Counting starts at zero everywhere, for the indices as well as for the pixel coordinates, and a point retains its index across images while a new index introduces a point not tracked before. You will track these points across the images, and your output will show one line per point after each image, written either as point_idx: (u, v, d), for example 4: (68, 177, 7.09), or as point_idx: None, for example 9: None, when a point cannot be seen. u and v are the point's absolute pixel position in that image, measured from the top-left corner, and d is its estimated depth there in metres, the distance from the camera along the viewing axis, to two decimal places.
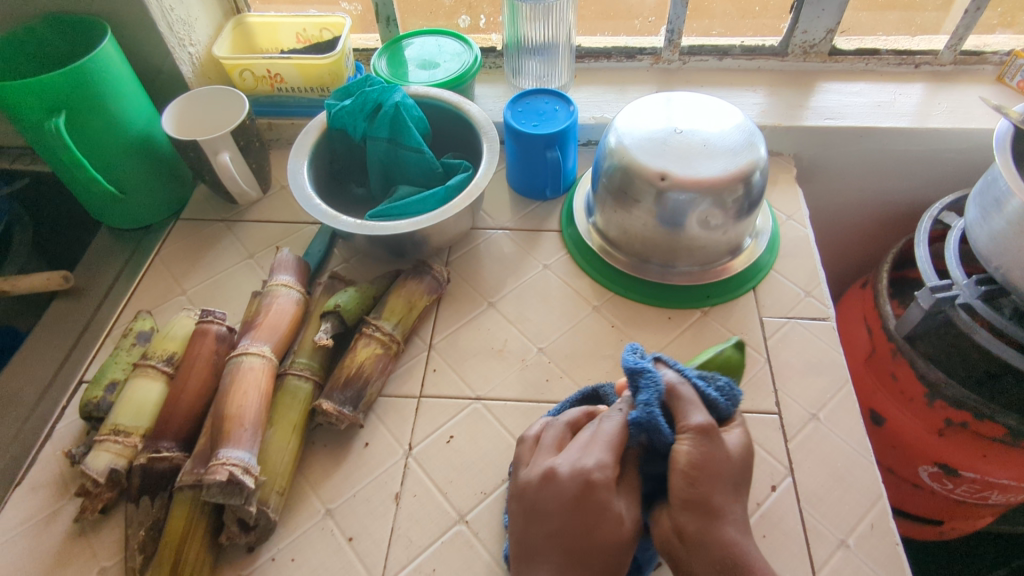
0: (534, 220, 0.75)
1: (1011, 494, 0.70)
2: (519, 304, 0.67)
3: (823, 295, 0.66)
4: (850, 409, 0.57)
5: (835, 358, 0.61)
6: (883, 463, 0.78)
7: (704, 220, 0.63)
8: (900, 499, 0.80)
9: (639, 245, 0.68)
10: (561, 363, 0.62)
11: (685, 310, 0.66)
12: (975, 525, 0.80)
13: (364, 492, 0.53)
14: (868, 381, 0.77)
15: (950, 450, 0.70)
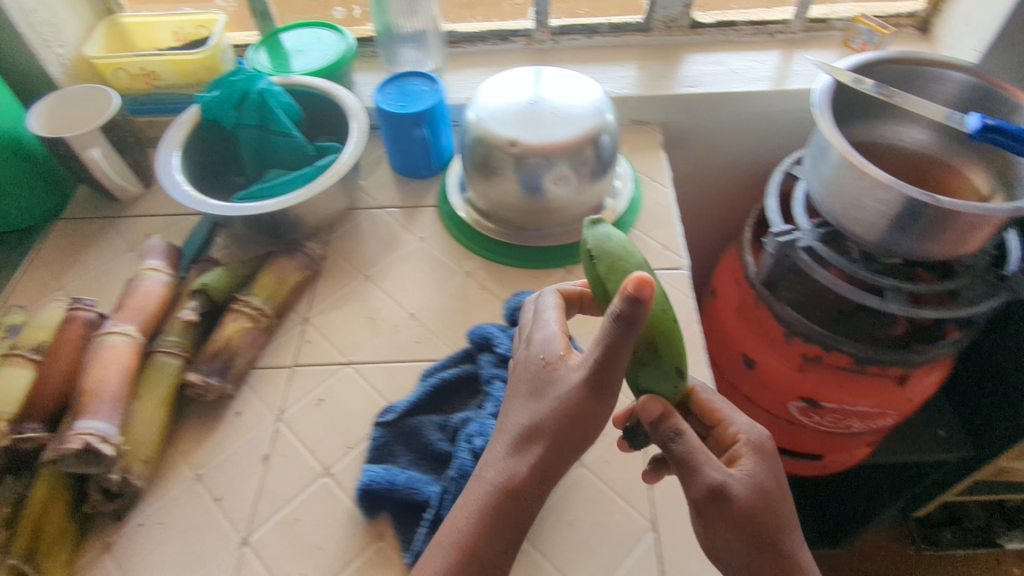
0: (414, 198, 0.78)
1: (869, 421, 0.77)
2: (393, 274, 0.69)
3: (677, 247, 0.71)
4: (694, 345, 0.62)
5: (683, 301, 0.66)
6: (760, 404, 0.84)
7: (560, 180, 0.67)
8: (784, 438, 0.87)
9: (507, 213, 0.72)
10: (431, 324, 0.65)
11: (550, 269, 0.69)
12: (851, 457, 0.88)
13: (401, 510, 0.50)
14: (740, 330, 0.82)
15: (810, 384, 0.76)
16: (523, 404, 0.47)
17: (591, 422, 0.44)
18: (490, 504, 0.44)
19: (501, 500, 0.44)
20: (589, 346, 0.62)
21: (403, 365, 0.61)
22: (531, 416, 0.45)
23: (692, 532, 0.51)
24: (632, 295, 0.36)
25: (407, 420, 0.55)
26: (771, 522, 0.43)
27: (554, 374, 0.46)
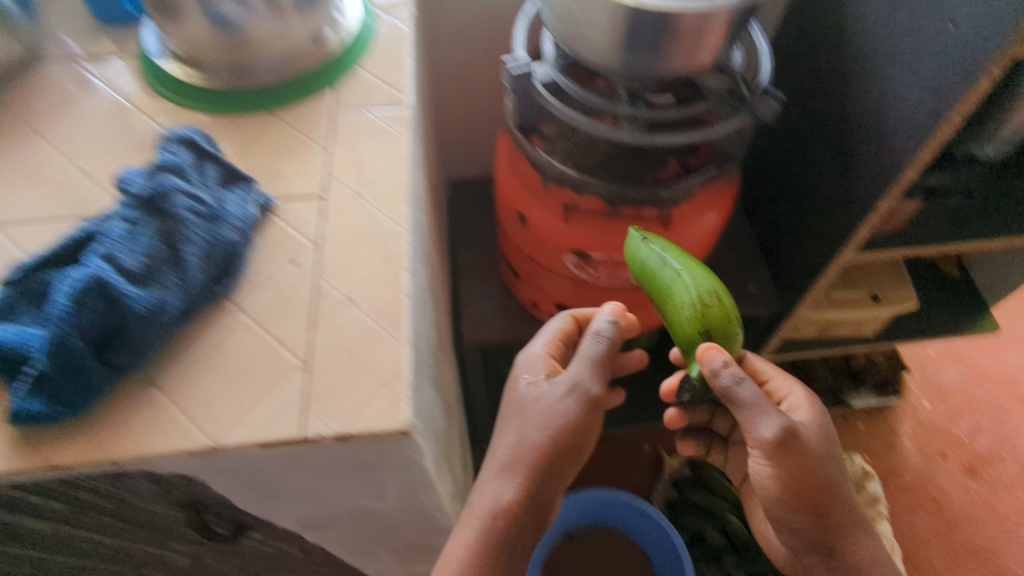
0: (111, 45, 0.67)
1: None
2: (71, 129, 0.61)
3: (401, 83, 0.64)
4: (396, 182, 0.57)
5: (395, 137, 0.59)
6: (544, 263, 0.82)
7: (242, 7, 0.57)
8: (577, 299, 0.87)
9: (206, 55, 0.62)
10: (103, 180, 0.57)
11: (256, 115, 0.61)
12: (647, 313, 0.90)
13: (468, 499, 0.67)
14: (511, 186, 0.79)
15: (577, 235, 0.75)
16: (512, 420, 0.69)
17: (819, 480, 0.62)
18: (536, 451, 0.65)
19: (552, 451, 0.65)
20: (278, 190, 0.56)
21: (58, 222, 0.54)
22: (523, 446, 0.65)
23: (351, 364, 0.47)
24: (714, 357, 0.57)
25: (33, 275, 0.48)
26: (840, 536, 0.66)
27: (547, 390, 0.67)
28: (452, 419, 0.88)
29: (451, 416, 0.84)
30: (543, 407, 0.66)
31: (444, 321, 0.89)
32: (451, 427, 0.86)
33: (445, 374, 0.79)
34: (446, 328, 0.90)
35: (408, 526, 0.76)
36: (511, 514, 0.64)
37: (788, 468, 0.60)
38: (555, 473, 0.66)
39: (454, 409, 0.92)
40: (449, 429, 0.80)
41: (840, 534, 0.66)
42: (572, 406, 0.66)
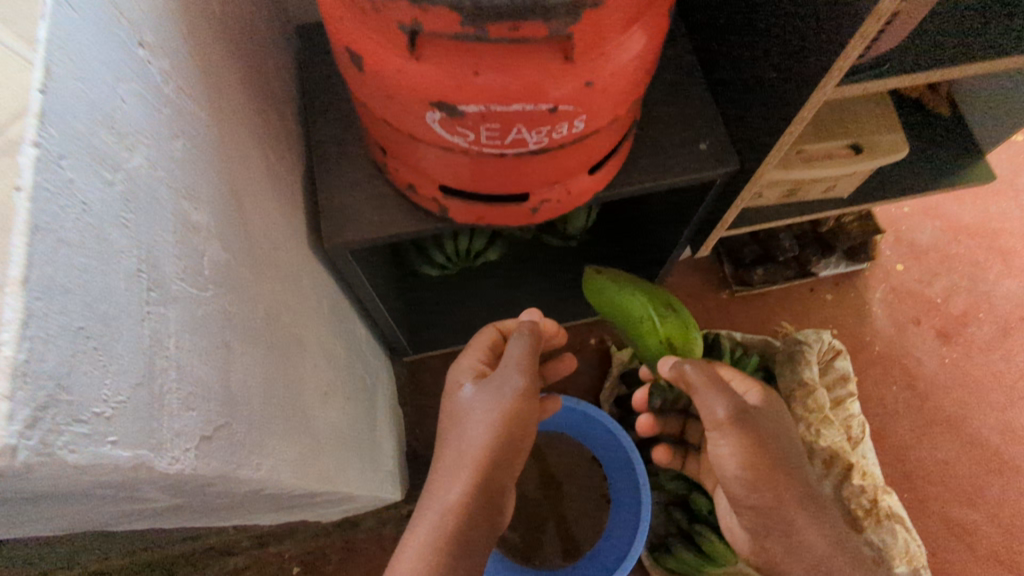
0: None
1: (540, 129, 0.54)
2: None
3: None
4: None
5: None
6: (404, 130, 0.58)
7: None
8: (462, 181, 0.64)
9: None
10: None
11: None
12: (565, 190, 0.67)
13: (434, 487, 0.76)
14: (333, 9, 0.52)
15: (434, 80, 0.50)
16: (477, 418, 0.78)
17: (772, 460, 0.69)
18: (460, 507, 0.72)
19: (479, 471, 0.73)
20: None
21: None
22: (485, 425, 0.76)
23: None
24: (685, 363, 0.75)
25: None
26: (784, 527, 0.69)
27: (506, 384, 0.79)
28: (309, 351, 0.65)
29: (298, 350, 0.61)
30: (482, 411, 0.77)
31: (282, 217, 0.63)
32: (306, 362, 0.64)
33: (269, 297, 0.54)
34: (289, 228, 0.65)
35: (237, 506, 0.55)
36: (448, 477, 0.74)
37: (741, 439, 0.68)
38: (502, 467, 0.76)
39: (318, 335, 0.69)
40: (290, 370, 0.57)
41: (795, 501, 0.68)
42: (508, 399, 0.77)
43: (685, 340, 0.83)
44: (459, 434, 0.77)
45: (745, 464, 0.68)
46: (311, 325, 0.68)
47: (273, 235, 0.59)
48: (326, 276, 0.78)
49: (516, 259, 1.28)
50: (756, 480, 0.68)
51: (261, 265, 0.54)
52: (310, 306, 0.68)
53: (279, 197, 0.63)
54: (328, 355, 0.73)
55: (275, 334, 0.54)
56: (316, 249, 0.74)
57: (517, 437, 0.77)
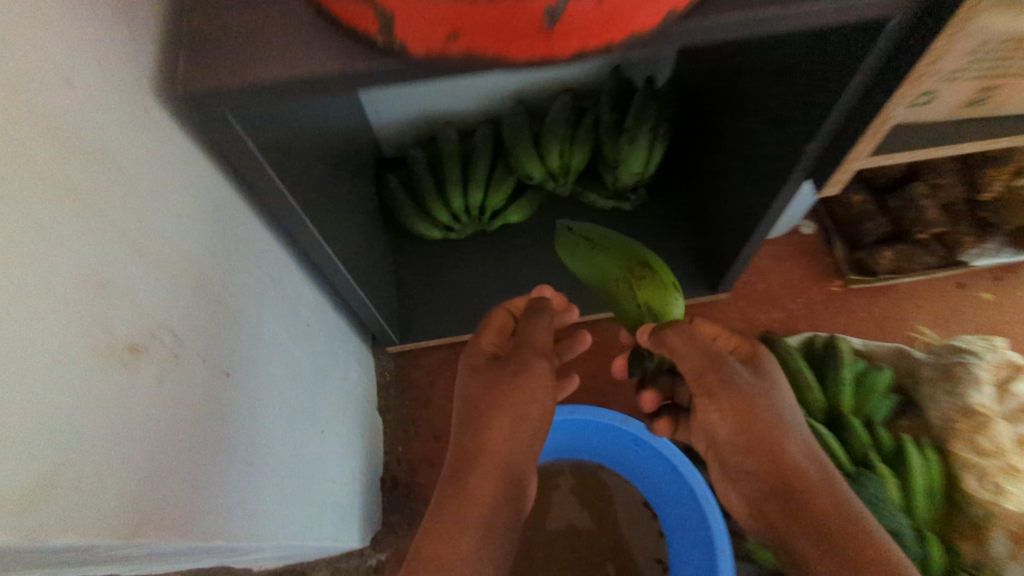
0: None
1: None
2: None
3: None
4: None
5: None
6: None
7: None
8: None
9: None
10: None
11: None
12: None
13: (441, 481, 0.55)
14: None
15: None
16: (494, 426, 0.56)
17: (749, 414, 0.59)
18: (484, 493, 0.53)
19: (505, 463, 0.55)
20: None
21: None
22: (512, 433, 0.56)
23: None
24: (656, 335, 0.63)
25: None
26: (789, 502, 0.55)
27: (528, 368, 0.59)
28: (167, 331, 0.40)
29: (140, 328, 0.37)
30: (493, 397, 0.57)
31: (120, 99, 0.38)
32: (166, 357, 0.40)
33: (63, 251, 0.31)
34: (140, 122, 0.40)
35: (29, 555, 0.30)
36: (477, 472, 0.54)
37: (728, 405, 0.59)
38: (522, 450, 0.57)
39: (192, 306, 0.44)
40: (106, 367, 0.33)
41: (794, 464, 0.56)
42: (527, 378, 0.58)
43: (665, 300, 0.67)
44: (479, 414, 0.57)
45: (731, 419, 0.59)
46: (184, 290, 0.43)
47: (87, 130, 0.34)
48: (228, 205, 0.51)
49: (533, 214, 0.95)
50: (736, 428, 0.59)
51: (29, 178, 0.30)
52: (182, 258, 0.43)
53: (89, 35, 0.36)
54: (225, 337, 0.49)
55: (72, 309, 0.31)
56: (200, 157, 0.47)
57: (534, 418, 0.58)
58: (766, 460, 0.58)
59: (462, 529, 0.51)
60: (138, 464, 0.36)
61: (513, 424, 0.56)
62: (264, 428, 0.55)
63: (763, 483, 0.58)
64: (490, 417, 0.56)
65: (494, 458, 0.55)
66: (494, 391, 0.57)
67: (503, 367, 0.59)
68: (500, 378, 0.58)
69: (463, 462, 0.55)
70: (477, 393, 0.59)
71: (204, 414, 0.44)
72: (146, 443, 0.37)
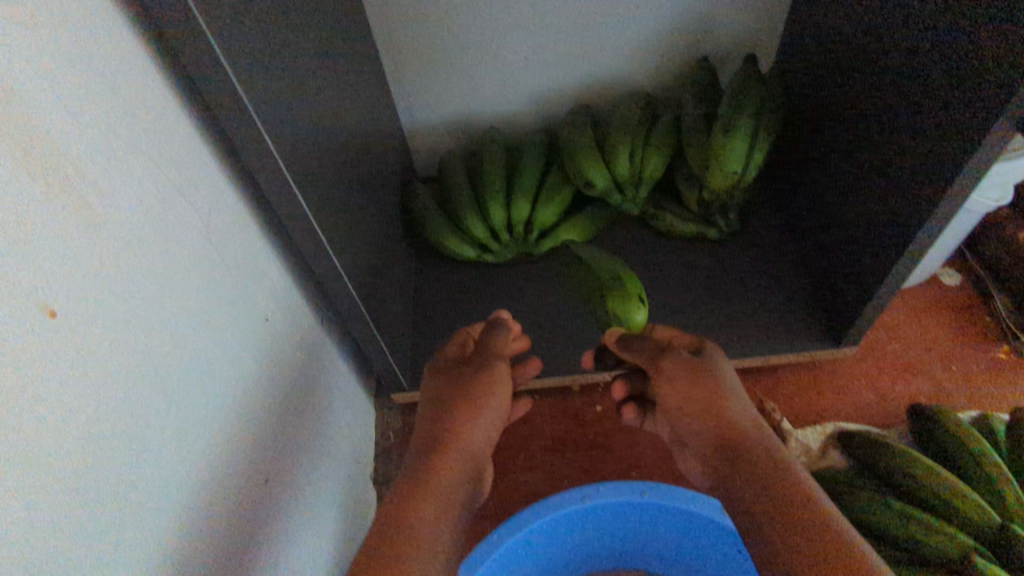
0: None
1: None
2: None
3: None
4: None
5: None
6: None
7: None
8: None
9: None
10: None
11: None
12: None
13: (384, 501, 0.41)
14: None
15: None
16: (444, 430, 0.45)
17: (705, 393, 0.44)
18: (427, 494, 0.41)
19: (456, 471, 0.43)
20: None
21: None
22: (476, 443, 0.46)
23: None
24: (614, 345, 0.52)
25: None
26: (746, 489, 0.38)
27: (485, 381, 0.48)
28: (43, 301, 0.25)
29: (115, 385, 0.29)
30: (440, 405, 0.47)
31: (105, 87, 0.30)
32: (161, 414, 0.32)
33: (15, 305, 0.23)
34: (108, 76, 0.30)
35: None
36: (437, 462, 0.43)
37: (678, 383, 0.45)
38: (471, 471, 0.46)
39: (188, 345, 0.35)
40: (67, 447, 0.25)
41: (752, 447, 0.41)
42: (483, 385, 0.48)
43: (630, 308, 0.55)
44: (436, 418, 0.46)
45: (682, 392, 0.44)
46: (182, 327, 0.35)
47: (66, 153, 0.27)
48: (217, 182, 0.40)
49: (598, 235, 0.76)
50: (683, 405, 0.44)
51: None
52: (178, 286, 0.35)
53: None
54: (240, 363, 0.41)
55: (12, 381, 0.23)
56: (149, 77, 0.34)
57: (485, 432, 0.47)
58: (723, 448, 0.41)
59: (423, 528, 0.38)
60: (92, 532, 0.27)
61: (470, 426, 0.46)
62: (307, 456, 0.50)
63: (725, 472, 0.41)
64: (446, 424, 0.45)
65: (461, 452, 0.45)
66: (446, 390, 0.48)
67: (456, 369, 0.50)
68: (455, 378, 0.49)
69: (422, 452, 0.44)
70: (430, 397, 0.49)
71: (218, 471, 0.37)
72: (142, 517, 0.30)
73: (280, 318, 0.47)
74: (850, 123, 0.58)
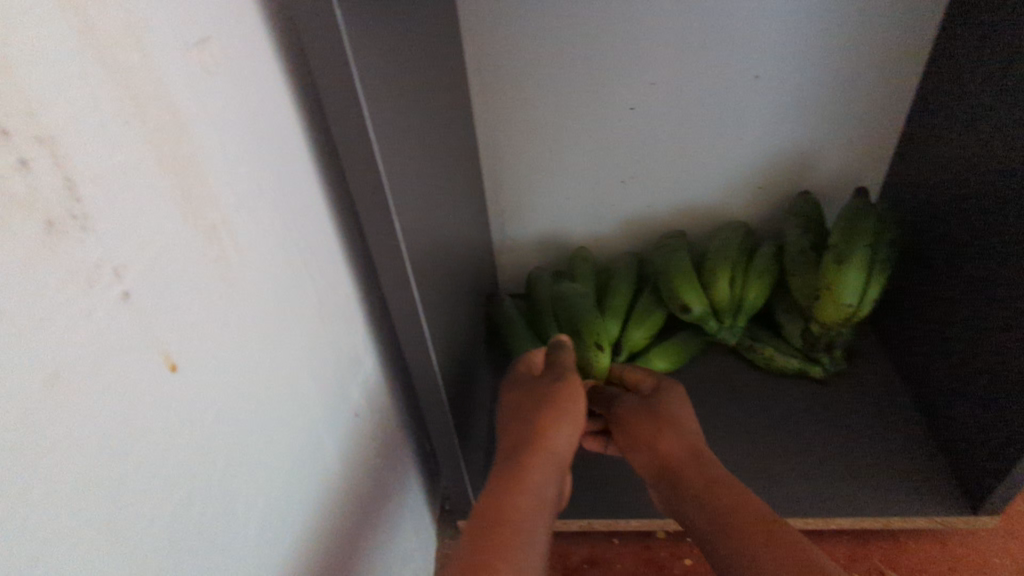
0: None
1: None
2: None
3: None
4: None
5: None
6: None
7: None
8: None
9: None
10: None
11: None
12: None
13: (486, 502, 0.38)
14: None
15: None
16: (527, 437, 0.43)
17: (655, 416, 0.46)
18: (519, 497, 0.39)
19: (544, 474, 0.41)
20: None
21: None
22: (558, 446, 0.43)
23: None
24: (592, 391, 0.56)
25: None
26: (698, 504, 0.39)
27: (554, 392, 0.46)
28: (169, 355, 0.22)
29: (214, 457, 0.25)
30: (525, 412, 0.45)
31: (272, 159, 0.30)
32: (256, 507, 0.28)
33: (140, 357, 0.21)
34: (273, 142, 0.30)
35: None
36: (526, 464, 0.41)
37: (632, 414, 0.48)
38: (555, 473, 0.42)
39: (291, 434, 0.32)
40: (156, 530, 0.22)
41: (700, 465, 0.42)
42: (562, 393, 0.46)
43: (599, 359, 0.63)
44: (524, 428, 0.44)
45: (631, 417, 0.48)
46: (293, 415, 0.32)
47: (228, 220, 0.26)
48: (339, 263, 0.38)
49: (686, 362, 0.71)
50: (635, 433, 0.47)
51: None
52: (297, 370, 0.33)
53: None
54: (334, 460, 0.37)
55: (117, 444, 0.20)
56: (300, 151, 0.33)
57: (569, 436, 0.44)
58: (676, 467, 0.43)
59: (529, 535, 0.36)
60: None
61: (555, 433, 0.43)
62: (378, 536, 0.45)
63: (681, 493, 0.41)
64: (535, 432, 0.43)
65: (548, 456, 0.42)
66: (527, 402, 0.46)
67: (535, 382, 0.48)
68: (534, 390, 0.47)
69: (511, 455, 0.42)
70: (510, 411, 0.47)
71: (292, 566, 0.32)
72: None
73: (370, 419, 0.44)
74: (967, 249, 0.56)
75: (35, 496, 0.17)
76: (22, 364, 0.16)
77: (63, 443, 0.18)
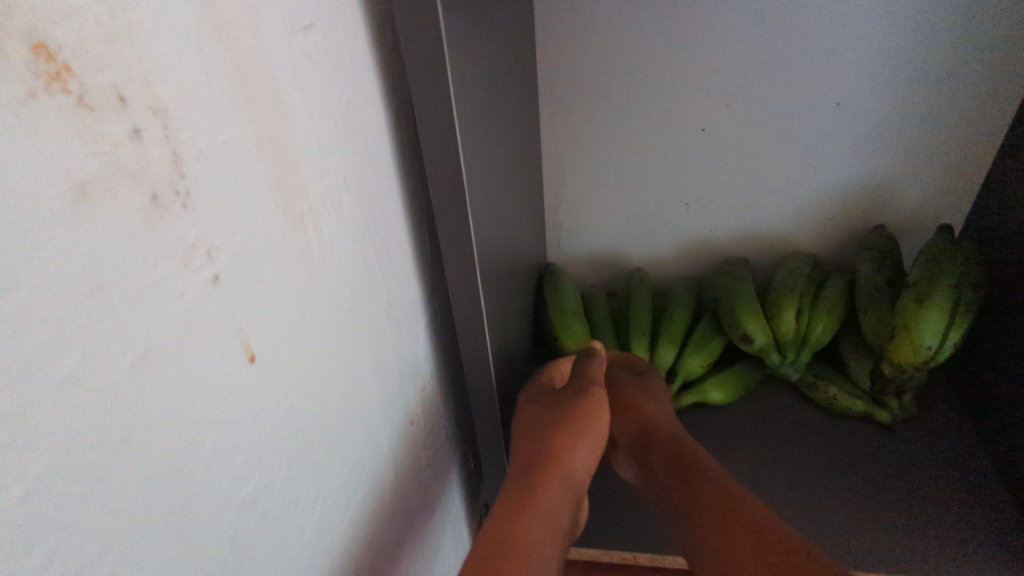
0: None
1: None
2: None
3: None
4: None
5: None
6: None
7: None
8: None
9: None
10: None
11: None
12: None
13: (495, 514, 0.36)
14: None
15: None
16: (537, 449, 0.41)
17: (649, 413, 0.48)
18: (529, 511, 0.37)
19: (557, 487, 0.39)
20: None
21: None
22: (573, 467, 0.41)
23: None
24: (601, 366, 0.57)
25: None
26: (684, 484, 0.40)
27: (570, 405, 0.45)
28: (251, 351, 0.22)
29: (281, 463, 0.24)
30: (538, 427, 0.43)
31: (360, 158, 0.29)
32: (312, 518, 0.27)
33: (225, 351, 0.20)
34: (363, 142, 0.30)
35: None
36: (541, 476, 0.39)
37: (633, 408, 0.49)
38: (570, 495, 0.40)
39: (351, 443, 0.31)
40: (220, 533, 0.21)
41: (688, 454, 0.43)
42: (578, 408, 0.44)
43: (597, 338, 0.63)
44: (539, 441, 0.42)
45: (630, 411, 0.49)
46: (353, 420, 0.31)
47: (314, 211, 0.25)
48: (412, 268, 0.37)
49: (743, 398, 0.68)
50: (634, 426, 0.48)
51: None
52: (362, 370, 0.32)
53: None
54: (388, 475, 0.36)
55: (194, 439, 0.19)
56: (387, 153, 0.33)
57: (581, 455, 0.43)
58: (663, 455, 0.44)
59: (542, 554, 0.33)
60: None
61: (572, 451, 0.42)
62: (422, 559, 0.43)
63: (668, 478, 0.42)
64: (549, 446, 0.41)
65: (562, 473, 0.40)
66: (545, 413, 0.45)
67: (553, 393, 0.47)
68: (553, 401, 0.45)
69: (526, 462, 0.40)
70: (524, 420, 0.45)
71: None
72: None
73: (425, 425, 0.43)
74: None
75: (117, 481, 0.16)
76: (117, 342, 0.16)
77: (149, 429, 0.17)
